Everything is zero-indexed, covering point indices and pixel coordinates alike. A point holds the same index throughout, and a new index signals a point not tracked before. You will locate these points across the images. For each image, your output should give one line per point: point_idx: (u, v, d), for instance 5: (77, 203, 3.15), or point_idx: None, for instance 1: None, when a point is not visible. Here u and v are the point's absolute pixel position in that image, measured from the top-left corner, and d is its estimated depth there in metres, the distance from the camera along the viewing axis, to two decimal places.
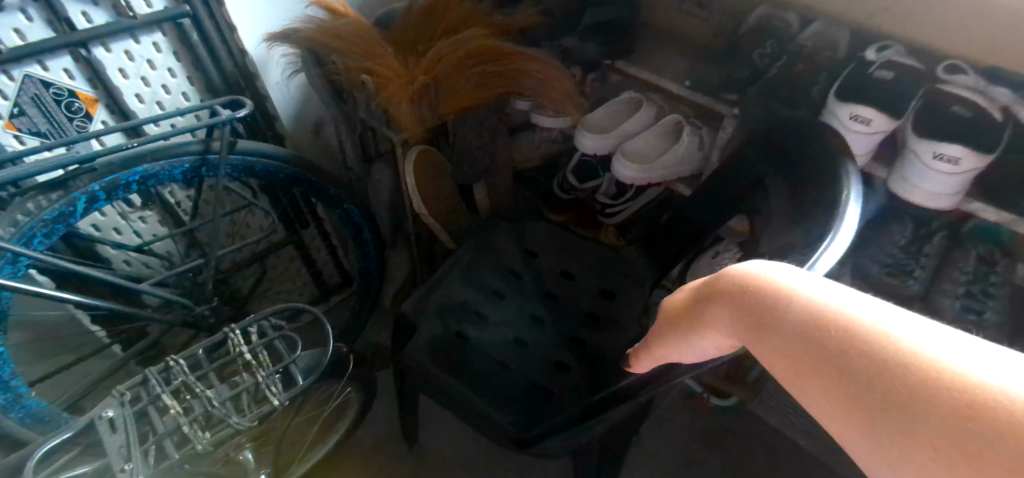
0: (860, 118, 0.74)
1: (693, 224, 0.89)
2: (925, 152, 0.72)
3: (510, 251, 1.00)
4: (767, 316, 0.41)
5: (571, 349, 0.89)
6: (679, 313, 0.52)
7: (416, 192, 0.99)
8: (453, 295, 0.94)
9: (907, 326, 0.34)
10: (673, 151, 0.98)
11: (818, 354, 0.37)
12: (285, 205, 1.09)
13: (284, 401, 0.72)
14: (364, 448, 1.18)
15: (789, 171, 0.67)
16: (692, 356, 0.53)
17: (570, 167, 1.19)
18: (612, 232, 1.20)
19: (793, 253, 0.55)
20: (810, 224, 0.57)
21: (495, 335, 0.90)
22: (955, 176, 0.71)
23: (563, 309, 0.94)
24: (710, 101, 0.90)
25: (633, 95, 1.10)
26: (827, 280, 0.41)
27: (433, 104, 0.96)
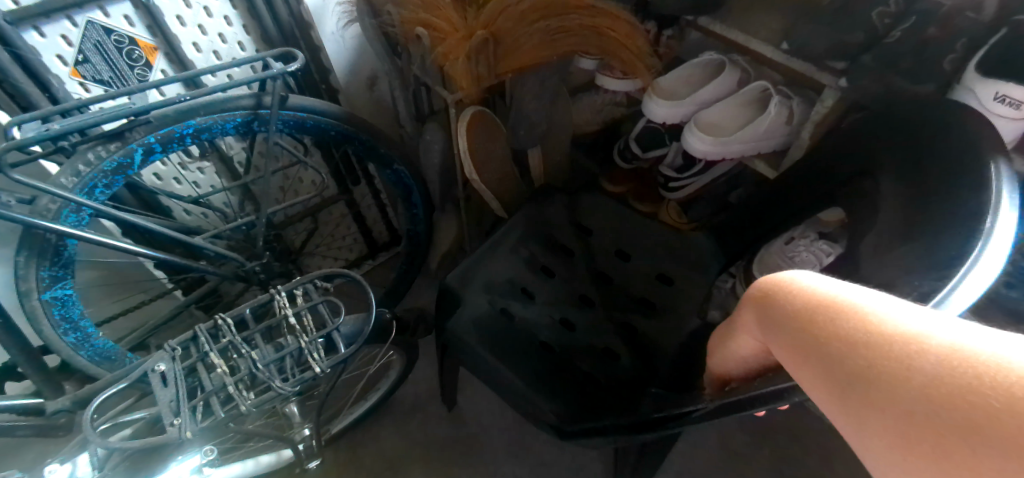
0: (1008, 99, 0.63)
1: (771, 211, 0.79)
2: None
3: (564, 226, 0.94)
4: (784, 313, 0.41)
5: (622, 337, 0.83)
6: (724, 323, 0.53)
7: (468, 157, 0.94)
8: (501, 268, 0.89)
9: (894, 308, 0.35)
10: (754, 125, 0.87)
11: (829, 347, 0.36)
12: (339, 162, 1.09)
13: (327, 369, 0.68)
14: (405, 406, 1.19)
15: (910, 162, 0.57)
16: (738, 368, 0.53)
17: (634, 134, 1.12)
18: (674, 207, 1.12)
19: (920, 277, 0.47)
20: (944, 237, 0.48)
21: (540, 314, 0.86)
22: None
23: (617, 292, 0.88)
24: (810, 69, 0.77)
25: (713, 56, 0.98)
26: (843, 280, 0.40)
27: (492, 62, 0.88)
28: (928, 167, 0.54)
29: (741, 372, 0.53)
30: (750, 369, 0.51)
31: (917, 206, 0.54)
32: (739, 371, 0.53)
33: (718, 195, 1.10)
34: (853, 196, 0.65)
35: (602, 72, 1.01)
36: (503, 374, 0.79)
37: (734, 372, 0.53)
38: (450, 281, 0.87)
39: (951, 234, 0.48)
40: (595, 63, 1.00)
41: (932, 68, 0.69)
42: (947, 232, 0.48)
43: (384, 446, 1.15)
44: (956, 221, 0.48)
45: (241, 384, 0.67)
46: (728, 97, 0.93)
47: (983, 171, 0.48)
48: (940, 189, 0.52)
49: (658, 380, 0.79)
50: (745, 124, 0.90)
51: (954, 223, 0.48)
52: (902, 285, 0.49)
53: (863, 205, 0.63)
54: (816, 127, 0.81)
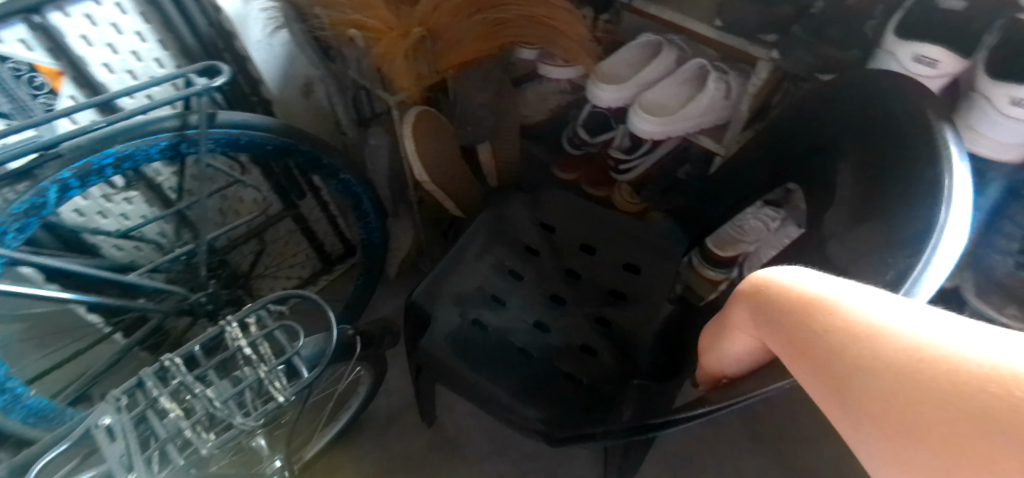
0: (924, 59, 0.64)
1: (726, 191, 0.81)
2: (998, 98, 0.61)
3: (524, 223, 0.93)
4: (782, 314, 0.39)
5: (599, 332, 0.83)
6: (715, 322, 0.52)
7: (417, 160, 0.92)
8: (468, 277, 0.88)
9: (881, 304, 0.34)
10: (697, 102, 0.89)
11: (827, 351, 0.35)
12: (281, 178, 1.04)
13: (291, 397, 0.65)
14: (379, 420, 1.16)
15: (863, 132, 0.58)
16: (730, 366, 0.52)
17: (581, 120, 1.15)
18: (625, 189, 1.17)
19: (894, 255, 0.47)
20: (906, 209, 0.49)
21: (512, 321, 0.85)
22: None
23: (587, 287, 0.88)
24: (743, 44, 0.77)
25: (651, 38, 0.99)
26: (841, 278, 0.39)
27: (432, 59, 0.86)
28: (883, 140, 0.55)
29: (734, 370, 0.52)
30: (744, 367, 0.50)
31: (875, 177, 0.55)
32: (732, 369, 0.52)
33: (670, 175, 1.14)
34: (808, 168, 0.67)
35: (544, 60, 1.01)
36: (482, 386, 0.78)
37: (726, 368, 0.52)
38: (416, 296, 0.84)
39: (905, 201, 0.49)
40: (536, 52, 0.99)
41: (858, 33, 0.72)
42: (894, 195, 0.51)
43: (363, 466, 1.11)
44: (907, 187, 0.50)
45: (200, 427, 0.63)
46: (668, 76, 0.94)
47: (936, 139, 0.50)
48: (891, 156, 0.53)
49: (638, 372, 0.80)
50: (687, 101, 0.91)
51: (913, 195, 0.49)
52: (879, 260, 0.49)
53: (818, 179, 0.65)
54: (753, 99, 0.82)
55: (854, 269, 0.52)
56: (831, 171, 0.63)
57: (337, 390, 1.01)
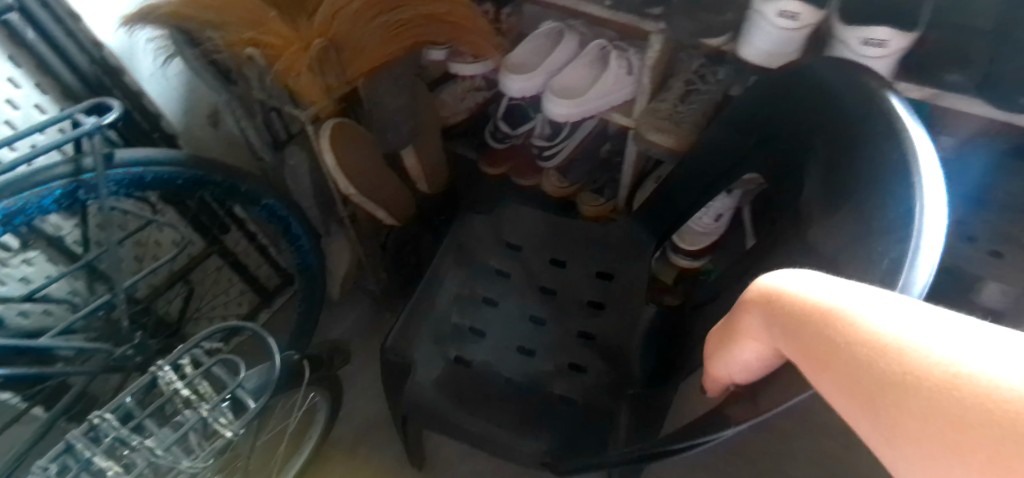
0: (786, 13, 0.63)
1: (686, 189, 0.81)
2: (851, 39, 0.61)
3: (488, 244, 0.95)
4: (797, 327, 0.34)
5: (585, 346, 0.86)
6: (722, 327, 0.48)
7: (339, 173, 0.91)
8: (443, 320, 0.88)
9: (895, 312, 0.29)
10: (603, 80, 0.92)
11: (848, 371, 0.29)
12: (200, 213, 1.00)
13: (240, 431, 0.63)
14: (344, 446, 1.14)
15: (819, 108, 0.58)
16: (740, 374, 0.47)
17: (500, 114, 1.19)
18: (553, 176, 1.20)
19: (883, 240, 0.45)
20: (880, 193, 0.48)
21: (495, 353, 0.86)
22: (890, 56, 0.60)
23: (565, 300, 0.91)
24: (634, 20, 0.75)
25: (553, 25, 1.01)
26: (866, 285, 0.33)
27: (339, 69, 0.84)
28: (829, 121, 0.57)
29: (745, 377, 0.47)
30: (758, 373, 0.45)
31: (835, 156, 0.56)
32: (743, 376, 0.47)
33: (592, 153, 1.19)
34: (752, 160, 0.70)
35: (453, 58, 1.02)
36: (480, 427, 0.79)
37: (735, 377, 0.48)
38: (392, 345, 0.84)
39: (853, 174, 0.52)
40: (444, 52, 1.01)
41: None
42: (843, 168, 0.54)
43: None
44: (845, 158, 0.54)
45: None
46: (574, 59, 0.97)
47: (892, 113, 0.50)
48: (834, 130, 0.56)
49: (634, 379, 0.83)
50: (595, 81, 0.94)
51: (884, 180, 0.48)
52: (867, 247, 0.47)
53: (765, 166, 0.68)
54: (652, 70, 0.85)
55: (829, 248, 0.53)
56: (779, 152, 0.65)
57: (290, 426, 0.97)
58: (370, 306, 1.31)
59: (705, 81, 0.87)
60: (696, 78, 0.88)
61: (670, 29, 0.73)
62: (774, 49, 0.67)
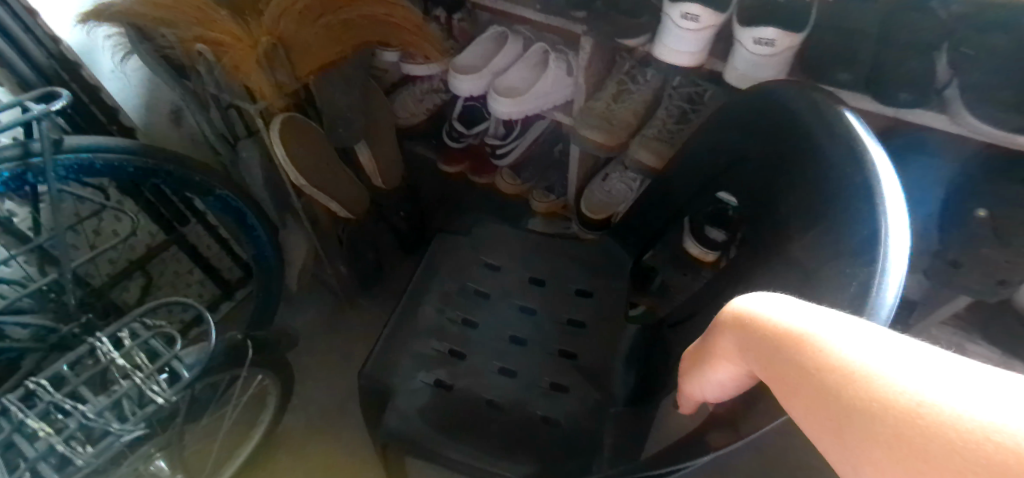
0: (689, 16, 0.66)
1: (661, 206, 0.81)
2: (745, 40, 0.65)
3: (468, 268, 0.94)
4: (771, 351, 0.36)
5: (570, 367, 0.84)
6: (698, 348, 0.50)
7: (290, 165, 0.94)
8: (425, 343, 0.86)
9: (862, 340, 0.31)
10: (543, 80, 0.97)
11: (818, 394, 0.31)
12: (161, 204, 1.07)
13: (173, 396, 0.66)
14: (296, 433, 1.19)
15: (787, 134, 0.58)
16: (714, 391, 0.49)
17: (456, 115, 1.24)
18: (507, 174, 1.26)
19: (847, 263, 0.45)
20: (844, 216, 0.48)
21: (479, 377, 0.84)
22: (780, 55, 0.65)
23: (543, 319, 0.90)
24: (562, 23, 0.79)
25: (499, 30, 1.06)
26: (832, 311, 0.35)
27: (287, 67, 0.89)
28: (794, 140, 0.57)
29: (717, 395, 0.49)
30: (731, 393, 0.48)
31: (804, 175, 0.55)
32: (716, 394, 0.49)
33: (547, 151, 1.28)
34: (731, 179, 0.69)
35: (405, 61, 1.07)
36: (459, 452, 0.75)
37: (707, 393, 0.50)
38: (368, 372, 0.83)
39: (817, 189, 0.53)
40: (397, 54, 1.06)
41: None
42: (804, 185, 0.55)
43: None
44: (807, 176, 0.55)
45: (73, 441, 0.65)
46: (517, 61, 1.02)
47: (852, 136, 0.51)
48: (802, 148, 0.56)
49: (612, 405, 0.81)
50: (535, 81, 0.99)
51: (848, 204, 0.48)
52: (831, 269, 0.46)
53: (741, 188, 0.67)
54: (585, 72, 0.89)
55: (795, 271, 0.52)
56: (755, 171, 0.64)
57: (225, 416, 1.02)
58: (330, 300, 1.35)
59: (636, 82, 0.91)
60: (629, 79, 0.92)
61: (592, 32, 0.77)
62: (689, 51, 0.70)
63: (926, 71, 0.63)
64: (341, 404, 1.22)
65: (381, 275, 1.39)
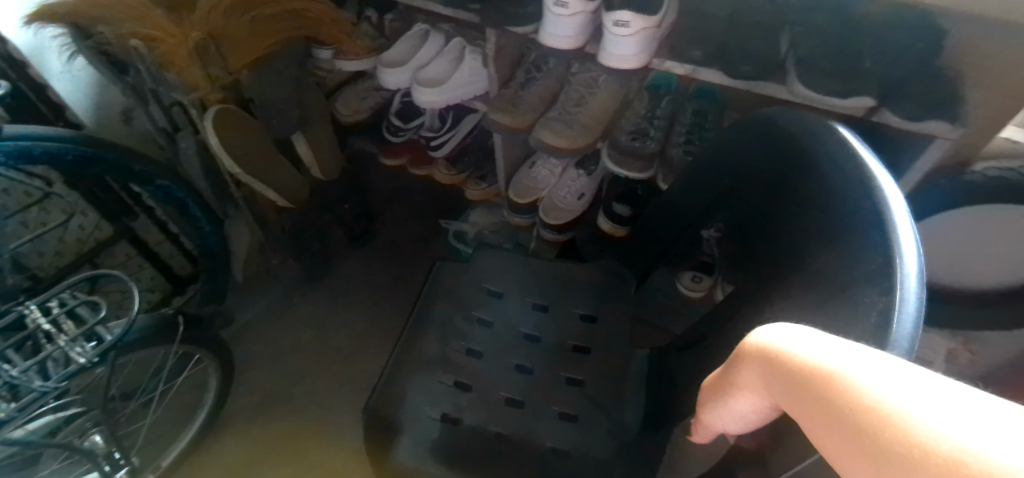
0: (559, 2, 0.74)
1: (662, 230, 0.74)
2: (607, 22, 0.73)
3: (465, 290, 0.89)
4: (803, 393, 0.30)
5: (574, 393, 0.80)
6: (716, 375, 0.44)
7: (225, 154, 0.99)
8: (429, 379, 0.81)
9: (934, 393, 0.24)
10: (460, 72, 1.09)
11: (853, 442, 0.26)
12: (107, 197, 1.10)
13: (92, 358, 0.73)
14: (242, 417, 1.22)
15: (776, 150, 0.52)
16: (735, 425, 0.42)
17: (394, 110, 1.32)
18: (442, 165, 1.35)
19: (860, 288, 0.37)
20: (850, 236, 0.41)
21: (486, 410, 0.78)
22: (638, 35, 0.72)
23: (546, 345, 0.85)
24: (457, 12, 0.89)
25: (421, 27, 1.17)
26: (869, 347, 0.29)
27: (220, 61, 0.96)
28: (785, 156, 0.50)
29: (737, 428, 0.42)
30: (751, 428, 0.41)
31: (799, 194, 0.48)
32: (737, 426, 0.42)
33: (482, 143, 1.37)
34: (732, 203, 0.61)
35: (339, 57, 1.15)
36: None
37: (727, 427, 0.43)
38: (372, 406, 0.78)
39: (809, 204, 0.47)
40: (330, 51, 1.13)
41: None
42: (799, 200, 0.48)
43: (228, 462, 1.17)
44: (791, 187, 0.49)
45: None
46: (437, 55, 1.13)
47: (851, 153, 0.43)
48: (789, 159, 0.50)
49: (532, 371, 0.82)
50: (453, 73, 1.10)
51: (855, 227, 0.40)
52: (842, 299, 0.38)
53: (738, 208, 0.60)
54: (494, 61, 0.97)
55: (792, 304, 0.45)
56: (744, 189, 0.58)
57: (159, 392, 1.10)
58: (278, 292, 1.39)
59: (541, 70, 1.01)
60: (533, 68, 1.01)
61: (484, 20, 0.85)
62: (566, 34, 0.77)
63: (764, 47, 0.72)
64: (289, 388, 1.26)
65: (330, 267, 1.43)
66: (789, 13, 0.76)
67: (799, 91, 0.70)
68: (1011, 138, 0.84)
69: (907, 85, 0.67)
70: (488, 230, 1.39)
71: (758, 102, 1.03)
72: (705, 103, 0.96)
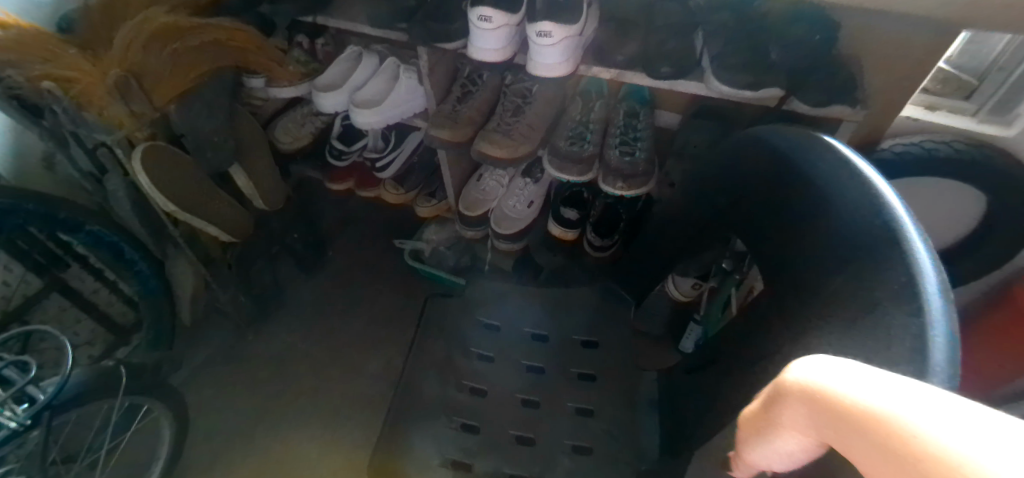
0: (483, 18, 0.76)
1: (660, 256, 0.76)
2: (531, 34, 0.75)
3: (466, 330, 0.93)
4: (857, 438, 0.28)
5: (588, 424, 0.82)
6: (749, 411, 0.41)
7: (156, 191, 0.96)
8: (438, 427, 0.81)
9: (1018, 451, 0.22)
10: (396, 91, 1.09)
11: None
12: (32, 249, 1.04)
13: (24, 420, 0.70)
14: (201, 464, 1.16)
15: (763, 164, 0.51)
16: (779, 463, 0.40)
17: (335, 134, 1.31)
18: (390, 185, 1.34)
19: (884, 308, 0.37)
20: (863, 260, 0.39)
21: (491, 440, 0.80)
22: (561, 44, 0.74)
23: (552, 377, 0.87)
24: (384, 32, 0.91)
25: (354, 49, 1.17)
26: (924, 386, 0.28)
27: (143, 97, 0.93)
28: (777, 171, 0.49)
29: (787, 466, 0.39)
30: (799, 463, 0.38)
31: (791, 208, 0.48)
32: (783, 464, 0.39)
33: (429, 161, 1.37)
34: (720, 225, 0.61)
35: (271, 84, 1.12)
36: None
37: (770, 464, 0.40)
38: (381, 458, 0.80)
39: (802, 221, 0.46)
40: (262, 80, 1.11)
41: None
42: (791, 215, 0.48)
43: None
44: (781, 202, 0.49)
45: None
46: (373, 76, 1.13)
47: (855, 170, 0.43)
48: (777, 176, 0.49)
49: (502, 391, 0.85)
50: (390, 92, 1.11)
51: (868, 246, 0.39)
52: (866, 323, 0.38)
53: (725, 224, 0.59)
54: (429, 78, 0.97)
55: (807, 328, 0.44)
56: (734, 210, 0.57)
57: (103, 452, 1.05)
58: (230, 333, 1.34)
59: (476, 83, 1.02)
60: (469, 82, 1.03)
61: (411, 36, 0.86)
62: (493, 47, 0.79)
63: (680, 48, 0.75)
64: (252, 430, 1.20)
65: (284, 301, 1.40)
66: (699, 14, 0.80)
67: (715, 87, 0.74)
68: (911, 117, 0.91)
69: (810, 76, 0.72)
70: (442, 246, 1.36)
71: (686, 99, 1.07)
72: (635, 103, 1.00)
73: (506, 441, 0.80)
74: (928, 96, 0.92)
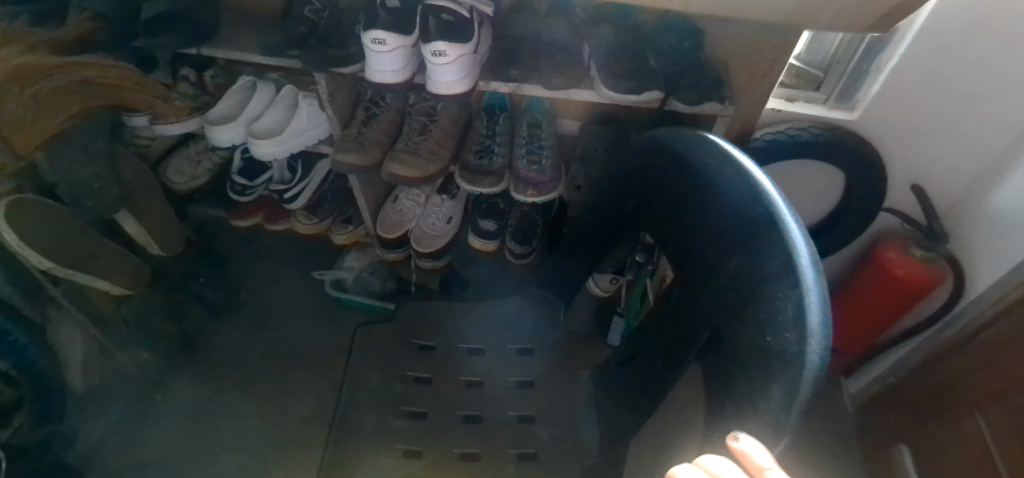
0: (377, 40, 0.76)
1: (579, 257, 0.79)
2: (426, 54, 0.77)
3: (401, 354, 0.92)
4: None
5: (530, 429, 0.83)
6: None
7: (29, 249, 0.87)
8: (378, 457, 0.80)
9: None
10: (297, 119, 1.07)
11: None
12: None
13: None
14: None
15: (663, 164, 0.55)
16: None
17: (235, 169, 1.25)
18: (302, 215, 1.30)
19: (773, 285, 0.41)
20: (755, 242, 0.43)
21: (436, 457, 0.80)
22: (456, 62, 0.76)
23: (492, 389, 0.88)
24: (276, 60, 0.89)
25: (246, 79, 1.14)
26: None
27: (5, 148, 0.85)
28: (678, 172, 0.53)
29: None
30: None
31: (689, 203, 0.52)
32: None
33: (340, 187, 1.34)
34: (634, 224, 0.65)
35: (156, 120, 1.07)
36: None
37: None
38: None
39: (700, 212, 0.51)
40: (145, 117, 1.07)
41: None
42: (691, 209, 0.52)
43: None
44: (681, 197, 0.53)
45: None
46: (270, 106, 1.10)
47: (734, 162, 0.47)
48: (675, 174, 0.53)
49: (441, 412, 0.85)
50: (289, 121, 1.08)
51: (754, 230, 0.43)
52: (759, 297, 0.42)
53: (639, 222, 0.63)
54: (329, 103, 0.96)
55: (717, 309, 0.49)
56: (644, 211, 0.61)
57: None
58: (135, 392, 1.23)
59: (380, 106, 1.02)
60: (371, 105, 1.02)
61: (303, 61, 0.85)
62: (391, 69, 0.79)
63: (568, 58, 0.79)
64: None
65: (195, 349, 1.31)
66: (582, 26, 0.85)
67: (605, 94, 0.79)
68: (775, 109, 1.01)
69: (683, 78, 0.79)
70: (365, 271, 1.34)
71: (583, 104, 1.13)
72: (536, 114, 1.04)
73: (451, 459, 0.80)
74: (786, 90, 1.03)
